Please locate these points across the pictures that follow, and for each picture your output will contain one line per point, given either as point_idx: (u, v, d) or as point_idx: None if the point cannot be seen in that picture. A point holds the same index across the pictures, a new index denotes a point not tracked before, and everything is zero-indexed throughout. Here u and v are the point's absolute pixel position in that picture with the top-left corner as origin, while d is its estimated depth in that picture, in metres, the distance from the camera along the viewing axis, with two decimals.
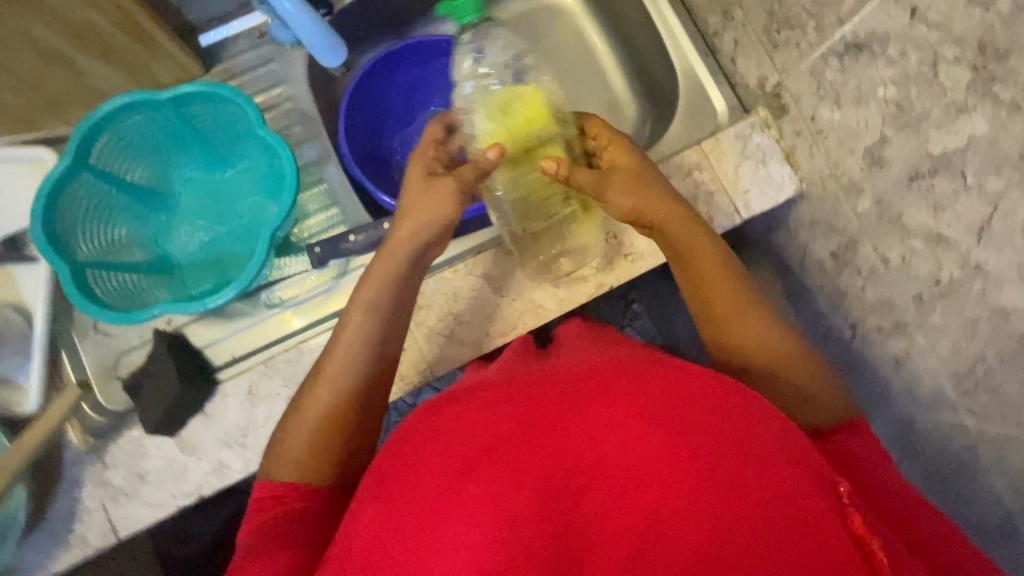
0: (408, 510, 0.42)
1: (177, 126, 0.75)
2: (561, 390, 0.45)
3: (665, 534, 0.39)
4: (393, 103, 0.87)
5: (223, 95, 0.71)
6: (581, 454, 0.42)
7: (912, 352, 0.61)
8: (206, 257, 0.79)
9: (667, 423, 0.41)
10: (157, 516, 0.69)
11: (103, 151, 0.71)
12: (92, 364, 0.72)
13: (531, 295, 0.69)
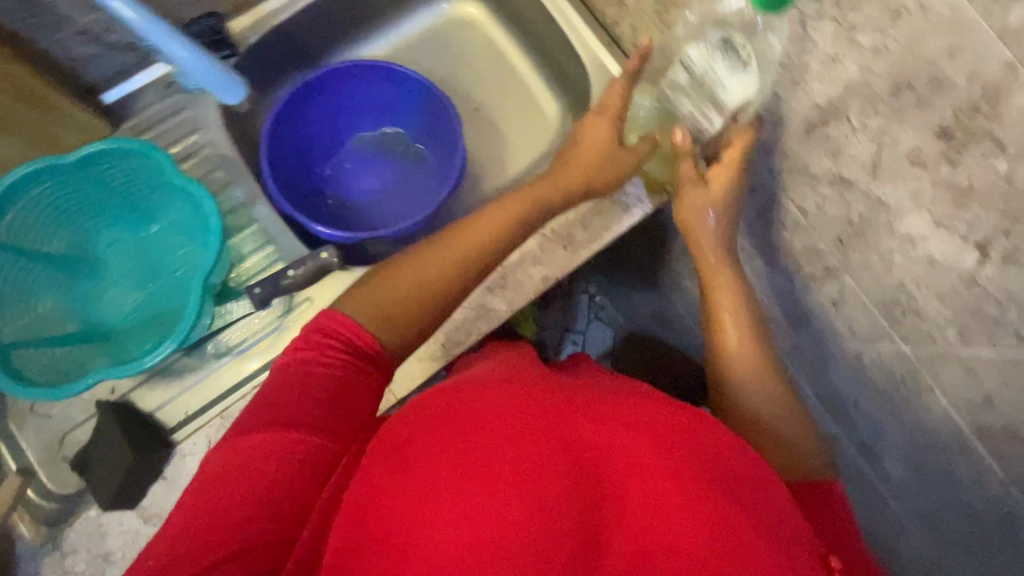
0: (412, 488, 0.41)
1: (90, 189, 0.71)
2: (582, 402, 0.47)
3: (664, 506, 0.39)
4: (319, 131, 0.84)
5: (132, 149, 0.67)
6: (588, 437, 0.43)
7: (844, 293, 0.61)
8: (143, 320, 0.74)
9: (675, 445, 0.43)
10: None
11: (15, 224, 0.67)
12: (36, 451, 0.67)
13: (479, 300, 0.67)
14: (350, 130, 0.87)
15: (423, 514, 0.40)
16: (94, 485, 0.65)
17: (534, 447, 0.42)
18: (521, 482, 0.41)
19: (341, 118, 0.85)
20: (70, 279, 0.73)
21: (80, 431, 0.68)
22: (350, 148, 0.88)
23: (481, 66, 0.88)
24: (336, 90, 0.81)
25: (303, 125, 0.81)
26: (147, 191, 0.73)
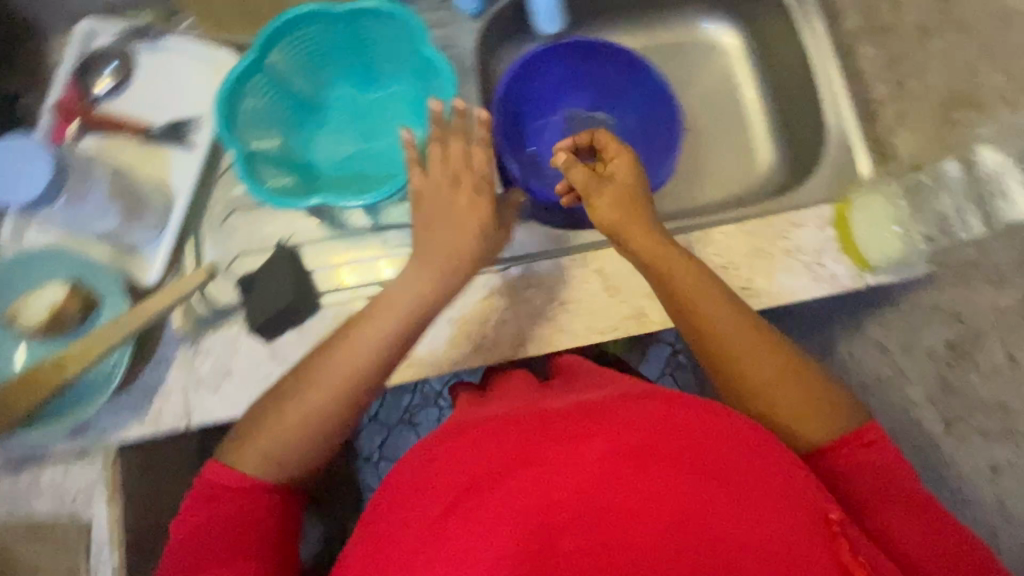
0: (422, 508, 0.43)
1: (340, 36, 0.74)
2: (573, 415, 0.46)
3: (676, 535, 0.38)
4: (541, 93, 0.89)
5: (398, 16, 0.70)
6: (607, 489, 0.40)
7: (1016, 462, 0.65)
8: (349, 172, 0.79)
9: (676, 462, 0.41)
10: (230, 413, 0.71)
11: (276, 58, 0.72)
12: (211, 257, 0.76)
13: (637, 304, 0.71)
14: (563, 103, 0.91)
15: (439, 528, 0.41)
16: (250, 306, 0.71)
17: (545, 492, 0.41)
18: (522, 526, 0.40)
19: (563, 88, 0.90)
20: (297, 112, 0.78)
21: (250, 257, 0.76)
22: (557, 115, 0.92)
23: (706, 96, 0.91)
24: (577, 62, 0.87)
25: (534, 80, 0.87)
26: (387, 59, 0.78)
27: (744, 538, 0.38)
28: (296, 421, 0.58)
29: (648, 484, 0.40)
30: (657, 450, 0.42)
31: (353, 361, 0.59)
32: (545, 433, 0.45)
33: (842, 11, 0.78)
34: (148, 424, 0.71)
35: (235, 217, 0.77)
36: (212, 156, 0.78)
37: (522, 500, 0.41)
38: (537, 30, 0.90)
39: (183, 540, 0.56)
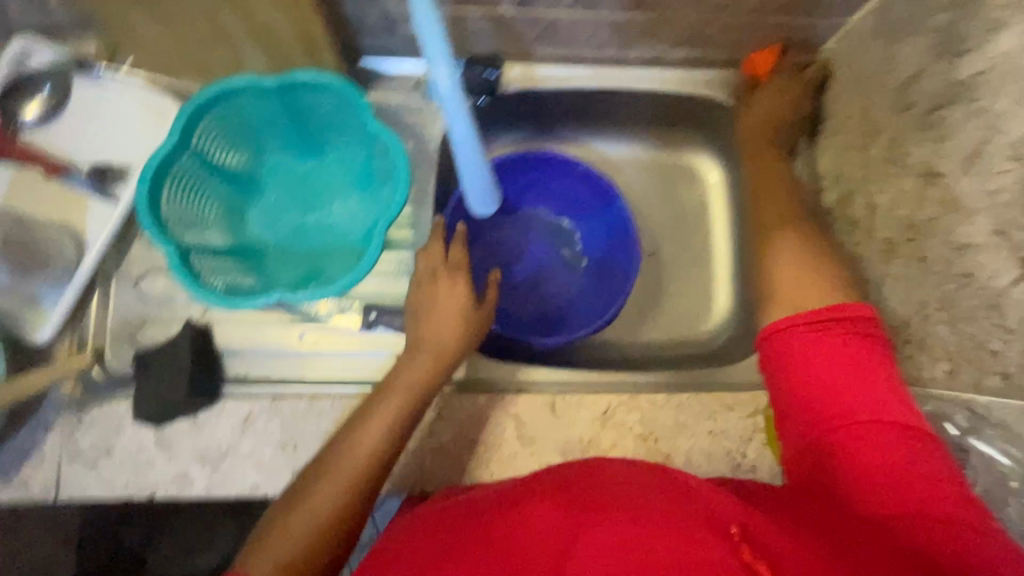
0: None
1: (276, 112, 0.70)
2: (462, 517, 0.47)
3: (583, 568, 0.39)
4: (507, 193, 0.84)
5: (335, 87, 0.66)
6: (555, 535, 0.42)
7: None
8: (297, 250, 0.74)
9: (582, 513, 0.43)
10: (103, 495, 0.67)
11: (205, 137, 0.68)
12: (114, 319, 0.72)
13: (548, 459, 0.67)
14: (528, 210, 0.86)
15: None
16: (144, 387, 0.67)
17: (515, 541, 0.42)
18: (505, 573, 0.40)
19: (532, 194, 0.85)
20: (236, 190, 0.74)
21: (156, 326, 0.72)
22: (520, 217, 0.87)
23: (677, 224, 0.86)
24: (553, 177, 0.83)
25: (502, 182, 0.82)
26: (330, 132, 0.74)
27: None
28: (300, 530, 0.50)
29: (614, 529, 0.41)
30: (603, 493, 0.45)
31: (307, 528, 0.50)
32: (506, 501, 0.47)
33: (822, 183, 0.74)
34: (13, 491, 0.67)
35: (149, 280, 0.73)
36: (135, 211, 0.73)
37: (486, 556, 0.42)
38: (514, 127, 0.85)
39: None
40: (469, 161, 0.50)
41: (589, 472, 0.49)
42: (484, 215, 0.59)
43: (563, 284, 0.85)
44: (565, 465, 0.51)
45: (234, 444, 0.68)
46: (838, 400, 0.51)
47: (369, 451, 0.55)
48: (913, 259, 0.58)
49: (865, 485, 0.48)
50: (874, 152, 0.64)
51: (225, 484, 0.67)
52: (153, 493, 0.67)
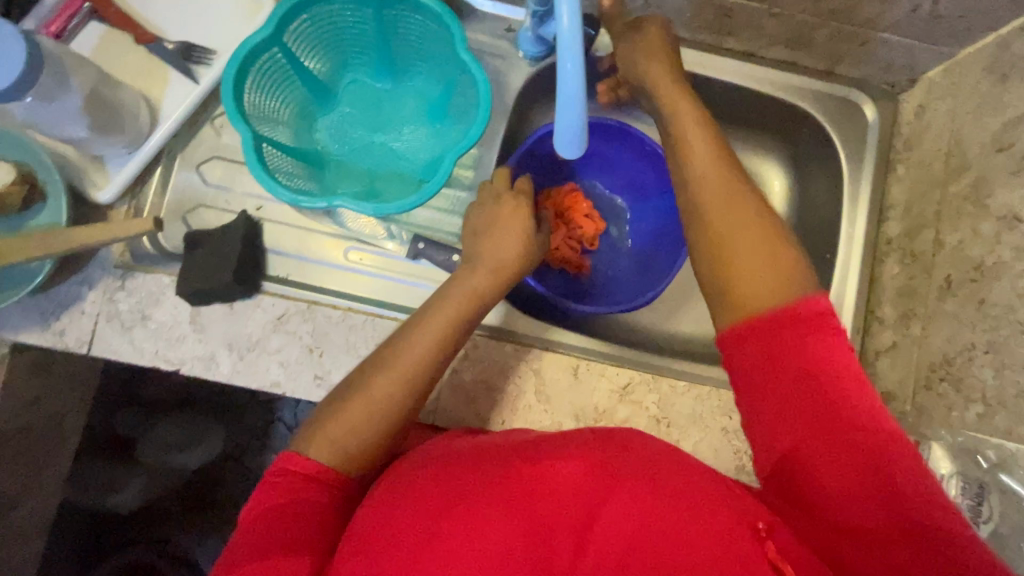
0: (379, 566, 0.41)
1: (368, 28, 0.70)
2: (488, 456, 0.48)
3: (613, 528, 0.41)
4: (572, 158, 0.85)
5: (433, 11, 0.65)
6: (577, 498, 0.43)
7: None
8: (361, 167, 0.74)
9: (605, 476, 0.44)
10: (133, 359, 0.69)
11: (297, 35, 0.68)
12: (172, 195, 0.73)
13: (561, 419, 0.68)
14: (588, 179, 0.88)
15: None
16: (189, 265, 0.68)
17: (525, 495, 0.43)
18: (520, 533, 0.41)
19: (596, 165, 0.87)
20: (311, 97, 0.74)
21: (210, 211, 0.74)
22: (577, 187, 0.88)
23: None
24: (621, 152, 0.84)
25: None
26: (415, 57, 0.73)
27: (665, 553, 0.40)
28: (360, 417, 0.52)
29: (618, 504, 0.42)
30: (602, 453, 0.46)
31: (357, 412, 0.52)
32: (516, 452, 0.48)
33: (889, 213, 0.73)
34: (49, 337, 0.69)
35: (211, 165, 0.74)
36: (211, 95, 0.74)
37: (498, 507, 0.43)
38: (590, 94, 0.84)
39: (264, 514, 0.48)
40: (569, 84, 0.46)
41: (619, 442, 0.48)
42: (567, 158, 0.53)
43: (604, 260, 0.86)
44: (611, 427, 0.53)
45: (263, 338, 0.69)
46: (817, 383, 0.45)
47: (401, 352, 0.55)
48: (970, 301, 0.58)
49: (841, 463, 0.44)
50: (954, 190, 0.64)
51: (247, 374, 0.69)
52: (180, 367, 0.69)
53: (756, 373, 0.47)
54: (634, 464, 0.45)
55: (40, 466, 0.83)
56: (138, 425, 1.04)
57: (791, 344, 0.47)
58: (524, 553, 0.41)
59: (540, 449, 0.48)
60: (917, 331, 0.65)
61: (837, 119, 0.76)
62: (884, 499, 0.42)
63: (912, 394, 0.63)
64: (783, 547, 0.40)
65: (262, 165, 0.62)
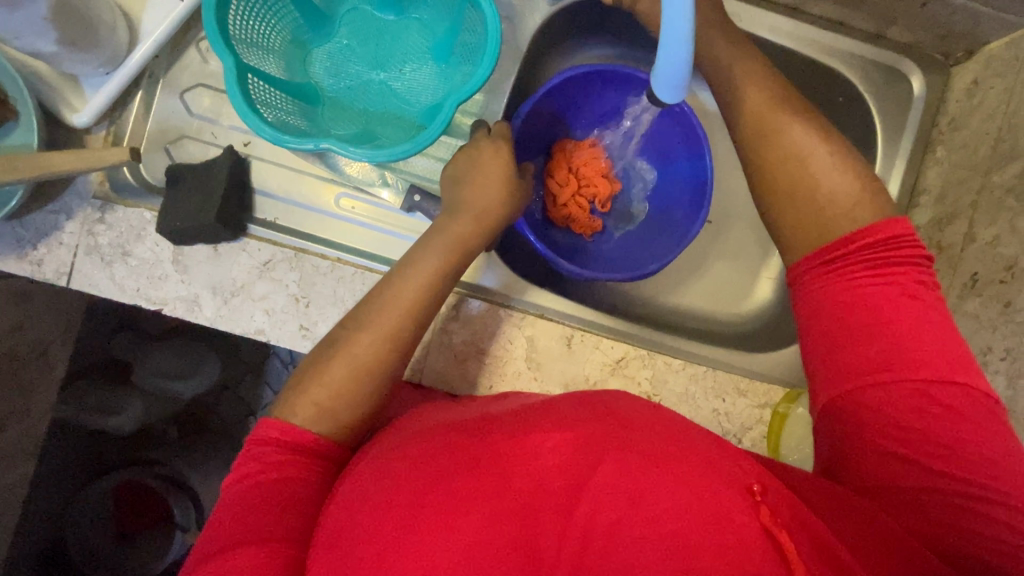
0: (391, 502, 0.42)
1: None
2: (507, 418, 0.48)
3: (608, 488, 0.39)
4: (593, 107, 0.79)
5: None
6: (562, 475, 0.41)
7: None
8: (358, 106, 0.69)
9: (607, 440, 0.42)
10: (113, 296, 0.67)
11: None
12: (154, 123, 0.68)
13: (550, 388, 0.67)
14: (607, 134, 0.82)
15: (414, 516, 0.40)
16: (171, 201, 0.65)
17: (503, 475, 0.42)
18: (503, 516, 0.39)
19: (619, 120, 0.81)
20: (305, 24, 0.67)
21: (194, 143, 0.69)
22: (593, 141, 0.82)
23: (744, 198, 0.81)
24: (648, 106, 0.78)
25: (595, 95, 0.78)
26: None
27: (661, 529, 0.37)
28: (336, 382, 0.51)
29: (603, 479, 0.39)
30: (590, 427, 0.44)
31: (317, 423, 0.50)
32: (493, 431, 0.46)
33: (919, 199, 0.68)
34: (25, 266, 0.66)
35: (196, 94, 0.69)
36: (197, 14, 0.67)
37: (478, 486, 0.41)
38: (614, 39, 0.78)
39: (240, 496, 0.47)
40: (678, 27, 0.44)
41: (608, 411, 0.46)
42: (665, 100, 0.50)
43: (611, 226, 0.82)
44: (603, 397, 0.50)
45: (248, 284, 0.67)
46: (871, 331, 0.49)
47: (364, 366, 0.52)
48: (994, 303, 0.55)
49: (890, 417, 0.47)
50: (996, 180, 0.59)
51: (232, 320, 0.67)
52: (162, 307, 0.67)
53: (823, 312, 0.52)
54: (615, 426, 0.44)
55: (27, 393, 0.88)
56: (133, 352, 0.98)
57: (853, 289, 0.51)
58: (506, 527, 0.39)
59: (559, 411, 0.47)
60: None
61: (880, 90, 0.69)
62: (927, 447, 0.46)
63: None
64: (774, 508, 0.39)
65: (246, 100, 0.57)
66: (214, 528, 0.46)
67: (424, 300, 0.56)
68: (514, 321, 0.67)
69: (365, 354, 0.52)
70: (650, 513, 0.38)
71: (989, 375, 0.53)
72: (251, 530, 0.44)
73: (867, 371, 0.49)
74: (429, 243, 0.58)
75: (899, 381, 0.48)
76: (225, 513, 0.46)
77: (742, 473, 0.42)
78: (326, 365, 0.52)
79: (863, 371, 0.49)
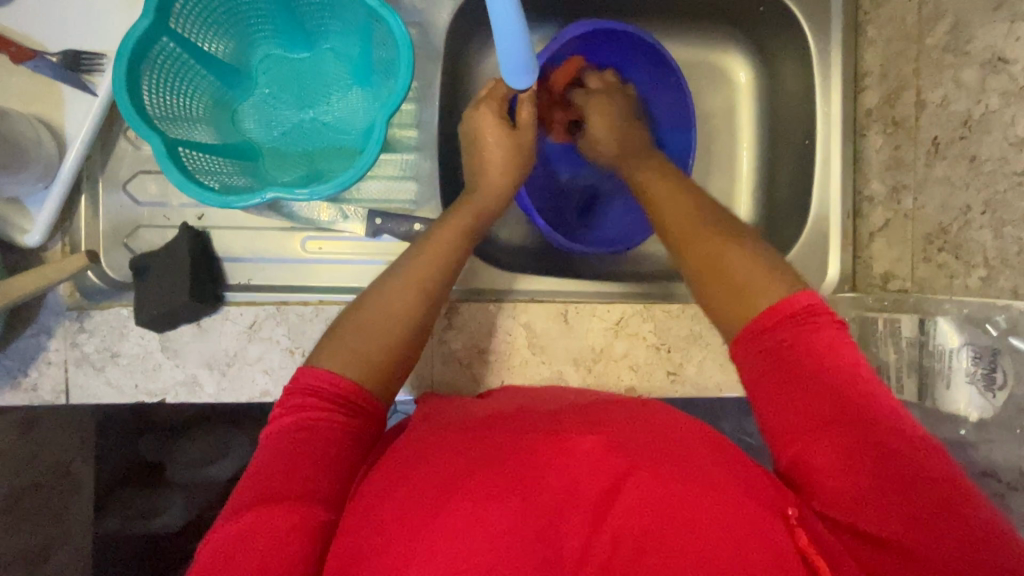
0: (393, 513, 0.41)
1: None
2: (524, 427, 0.47)
3: (636, 520, 0.39)
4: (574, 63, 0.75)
5: None
6: (581, 478, 0.41)
7: None
8: (296, 149, 0.68)
9: (638, 461, 0.42)
10: (114, 399, 0.67)
11: (186, 13, 0.60)
12: (106, 222, 0.68)
13: (560, 367, 0.67)
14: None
15: (418, 527, 0.40)
16: (143, 292, 0.65)
17: (524, 476, 0.42)
18: (528, 516, 0.40)
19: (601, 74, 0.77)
20: (224, 84, 0.67)
21: (151, 231, 0.69)
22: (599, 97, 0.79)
23: (700, 132, 0.80)
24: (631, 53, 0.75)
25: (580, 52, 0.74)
26: (325, 14, 0.66)
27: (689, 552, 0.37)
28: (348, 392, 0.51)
29: (632, 491, 0.40)
30: (617, 433, 0.44)
31: None
32: (523, 429, 0.46)
33: (864, 83, 0.67)
34: (22, 395, 0.66)
35: (139, 182, 0.69)
36: (116, 106, 0.67)
37: (501, 483, 0.41)
38: (549, 22, 0.76)
39: (278, 443, 0.47)
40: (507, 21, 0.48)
41: (646, 424, 0.46)
42: (519, 81, 0.57)
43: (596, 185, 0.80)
44: (639, 407, 0.49)
45: (241, 350, 0.67)
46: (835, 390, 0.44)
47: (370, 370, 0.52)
48: (961, 160, 0.54)
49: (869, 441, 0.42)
50: (930, 43, 0.58)
51: (236, 388, 0.67)
52: (164, 396, 0.67)
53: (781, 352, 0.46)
54: (646, 434, 0.45)
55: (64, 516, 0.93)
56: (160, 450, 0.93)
57: (782, 396, 0.45)
58: (519, 536, 0.39)
59: (584, 422, 0.47)
60: (907, 204, 0.61)
61: None
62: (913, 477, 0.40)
63: (909, 268, 0.60)
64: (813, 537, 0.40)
65: (183, 173, 0.57)
66: (254, 476, 0.46)
67: (411, 313, 0.54)
68: (508, 307, 0.67)
69: (367, 376, 0.51)
70: (676, 541, 0.38)
71: (975, 233, 0.53)
72: (289, 484, 0.45)
73: (843, 415, 0.43)
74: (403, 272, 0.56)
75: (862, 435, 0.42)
76: (260, 466, 0.46)
77: (775, 496, 0.42)
78: (337, 347, 0.51)
79: (824, 416, 0.43)
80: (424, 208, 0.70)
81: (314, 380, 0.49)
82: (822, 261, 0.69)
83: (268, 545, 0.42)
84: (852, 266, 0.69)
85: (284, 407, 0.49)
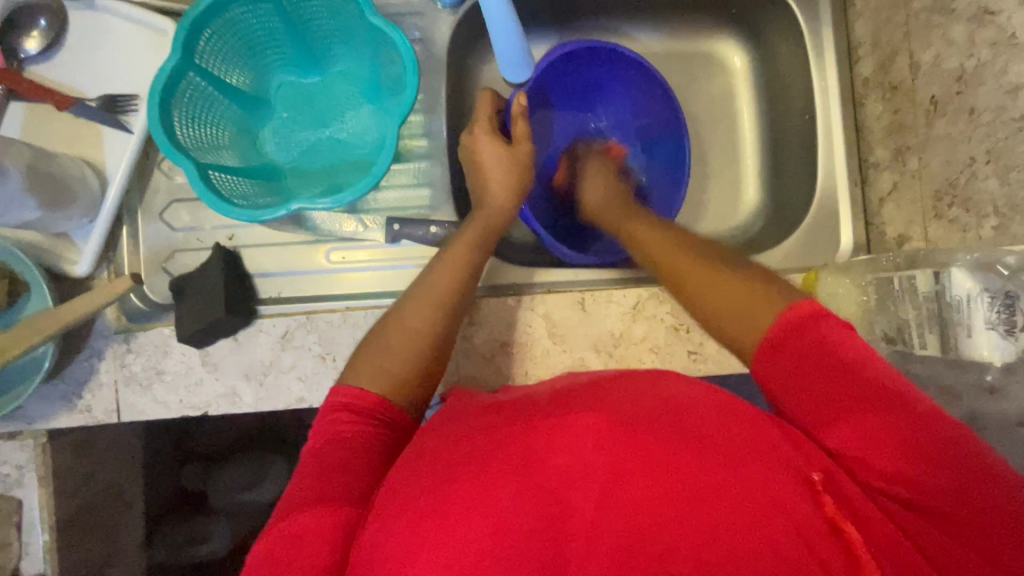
0: (405, 510, 0.42)
1: (276, 23, 0.68)
2: (526, 412, 0.47)
3: (643, 490, 0.39)
4: (572, 93, 0.80)
5: None
6: (579, 451, 0.41)
7: None
8: (315, 167, 0.73)
9: (639, 433, 0.42)
10: (161, 415, 0.70)
11: (207, 49, 0.65)
12: (146, 249, 0.73)
13: (581, 355, 0.68)
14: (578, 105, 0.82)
15: (429, 523, 0.41)
16: (184, 311, 0.69)
17: (527, 461, 0.42)
18: (532, 500, 0.40)
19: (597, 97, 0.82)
20: (245, 113, 0.72)
21: (186, 254, 0.73)
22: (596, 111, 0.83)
23: (700, 117, 0.82)
24: (626, 79, 0.79)
25: (570, 72, 0.77)
26: (333, 38, 0.70)
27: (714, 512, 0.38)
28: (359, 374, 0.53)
29: (643, 463, 0.40)
30: (628, 409, 0.44)
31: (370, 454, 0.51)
32: (531, 413, 0.47)
33: (858, 53, 0.69)
34: (77, 417, 0.70)
35: (174, 211, 0.74)
36: (150, 141, 0.72)
37: (508, 466, 0.42)
38: (545, 30, 0.80)
39: (314, 453, 0.50)
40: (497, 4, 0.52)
41: (657, 395, 0.46)
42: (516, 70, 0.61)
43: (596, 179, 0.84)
44: (643, 378, 0.51)
45: (276, 359, 0.70)
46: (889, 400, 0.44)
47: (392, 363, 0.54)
48: (960, 114, 0.55)
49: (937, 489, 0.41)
50: (917, 7, 0.60)
51: (273, 396, 0.70)
52: (206, 409, 0.70)
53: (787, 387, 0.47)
54: (656, 406, 0.45)
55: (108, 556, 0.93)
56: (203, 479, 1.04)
57: (797, 386, 0.47)
58: (532, 521, 0.39)
59: (582, 402, 0.46)
60: (913, 165, 0.61)
61: None
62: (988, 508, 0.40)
63: (922, 228, 0.60)
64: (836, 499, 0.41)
65: (216, 195, 0.61)
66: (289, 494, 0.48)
67: (430, 327, 0.57)
68: (522, 299, 0.69)
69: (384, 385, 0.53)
70: (689, 506, 0.38)
71: (983, 183, 0.53)
72: (327, 491, 0.46)
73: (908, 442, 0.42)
74: (420, 295, 0.59)
75: (888, 412, 0.43)
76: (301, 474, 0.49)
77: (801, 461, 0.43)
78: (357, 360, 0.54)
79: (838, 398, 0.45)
80: (438, 211, 0.74)
81: (352, 398, 0.52)
82: (834, 230, 0.69)
83: (301, 549, 0.44)
84: (866, 233, 0.69)
85: (320, 428, 0.52)
